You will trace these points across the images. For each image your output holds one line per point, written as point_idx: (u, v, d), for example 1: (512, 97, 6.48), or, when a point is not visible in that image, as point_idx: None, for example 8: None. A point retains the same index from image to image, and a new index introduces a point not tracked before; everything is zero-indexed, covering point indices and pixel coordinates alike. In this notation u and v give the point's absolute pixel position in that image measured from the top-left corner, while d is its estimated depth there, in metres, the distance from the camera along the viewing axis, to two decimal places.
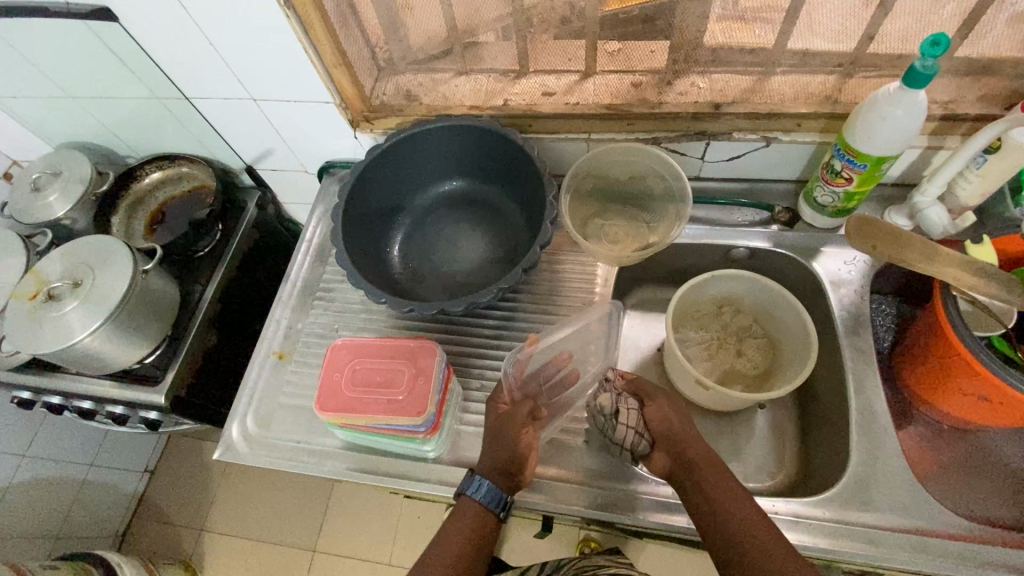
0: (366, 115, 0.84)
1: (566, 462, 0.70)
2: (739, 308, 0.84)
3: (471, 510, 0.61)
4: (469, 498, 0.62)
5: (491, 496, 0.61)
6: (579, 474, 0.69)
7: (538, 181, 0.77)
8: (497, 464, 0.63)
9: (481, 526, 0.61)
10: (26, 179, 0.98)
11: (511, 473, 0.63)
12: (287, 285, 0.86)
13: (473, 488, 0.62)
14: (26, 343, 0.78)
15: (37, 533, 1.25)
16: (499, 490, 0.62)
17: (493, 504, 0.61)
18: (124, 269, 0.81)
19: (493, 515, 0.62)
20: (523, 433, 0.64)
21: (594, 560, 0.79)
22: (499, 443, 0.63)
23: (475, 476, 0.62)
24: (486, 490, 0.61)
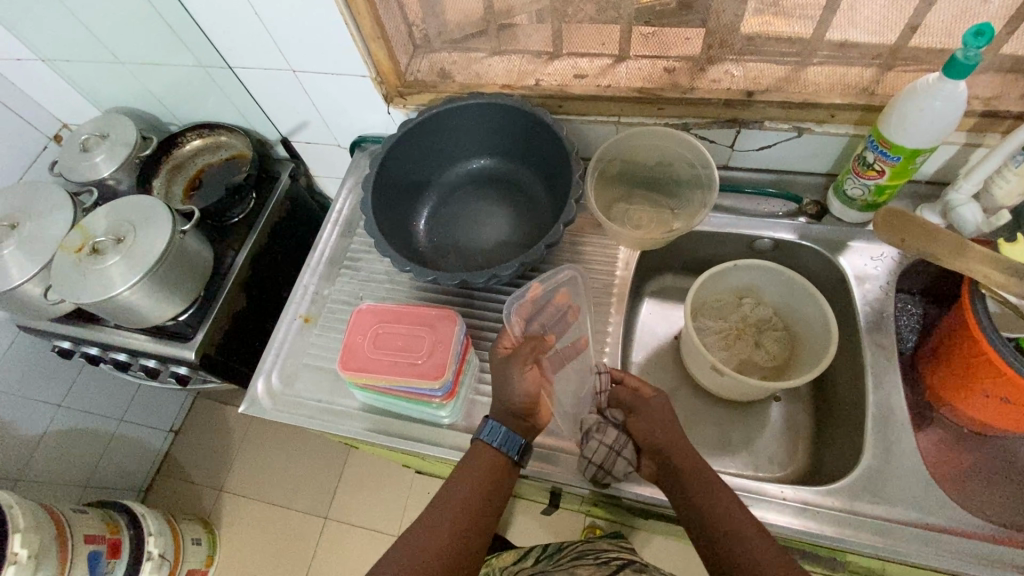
0: (400, 91, 0.86)
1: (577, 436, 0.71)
2: (760, 299, 0.84)
3: (486, 456, 0.62)
4: (483, 440, 0.63)
5: (508, 438, 0.63)
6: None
7: (566, 160, 0.78)
8: (510, 405, 0.64)
9: (495, 468, 0.62)
10: (75, 139, 1.02)
11: (523, 413, 0.64)
12: (315, 253, 0.88)
13: (488, 431, 0.63)
14: (70, 293, 0.82)
15: (69, 481, 1.32)
16: (511, 432, 0.63)
17: (507, 446, 0.62)
18: (165, 229, 0.85)
19: (510, 461, 0.62)
20: (526, 369, 0.64)
21: (595, 542, 0.82)
22: (518, 381, 0.63)
23: (488, 420, 0.64)
24: (503, 433, 0.63)
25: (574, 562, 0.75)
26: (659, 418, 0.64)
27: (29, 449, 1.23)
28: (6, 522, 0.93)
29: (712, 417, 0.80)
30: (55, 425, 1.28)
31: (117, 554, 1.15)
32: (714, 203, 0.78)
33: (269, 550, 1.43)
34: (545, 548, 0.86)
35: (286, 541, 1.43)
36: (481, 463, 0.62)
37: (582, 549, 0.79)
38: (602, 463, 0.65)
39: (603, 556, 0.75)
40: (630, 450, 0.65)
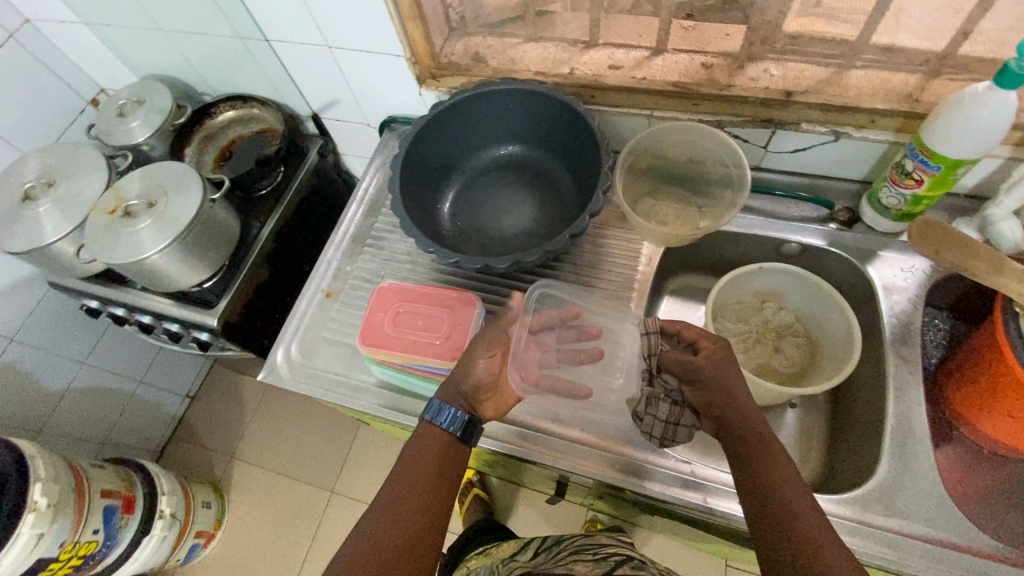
0: (433, 72, 0.86)
1: (589, 428, 0.71)
2: (782, 304, 0.83)
3: (434, 436, 0.62)
4: (425, 419, 0.63)
5: (449, 416, 0.62)
6: (602, 441, 0.70)
7: (595, 151, 0.77)
8: (457, 387, 0.64)
9: (444, 448, 0.62)
10: (112, 103, 1.04)
11: (469, 397, 0.64)
12: (339, 230, 0.89)
13: (429, 409, 0.63)
14: (102, 253, 0.84)
15: (87, 437, 1.35)
16: (454, 408, 0.63)
17: (452, 427, 0.62)
18: (195, 196, 0.86)
19: (453, 437, 0.62)
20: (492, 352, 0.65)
21: (593, 537, 0.81)
22: (463, 366, 0.65)
23: (433, 401, 0.63)
24: (444, 411, 0.62)
25: (572, 558, 0.74)
26: (718, 372, 0.62)
27: (52, 403, 1.26)
28: (29, 471, 0.96)
29: None
30: (78, 383, 1.32)
31: (131, 510, 1.18)
32: (743, 204, 0.76)
33: (276, 519, 1.47)
34: (545, 544, 0.85)
35: (292, 511, 1.47)
36: (431, 442, 0.62)
37: (580, 544, 0.78)
38: (662, 434, 0.67)
39: (600, 552, 0.73)
40: (687, 416, 0.66)
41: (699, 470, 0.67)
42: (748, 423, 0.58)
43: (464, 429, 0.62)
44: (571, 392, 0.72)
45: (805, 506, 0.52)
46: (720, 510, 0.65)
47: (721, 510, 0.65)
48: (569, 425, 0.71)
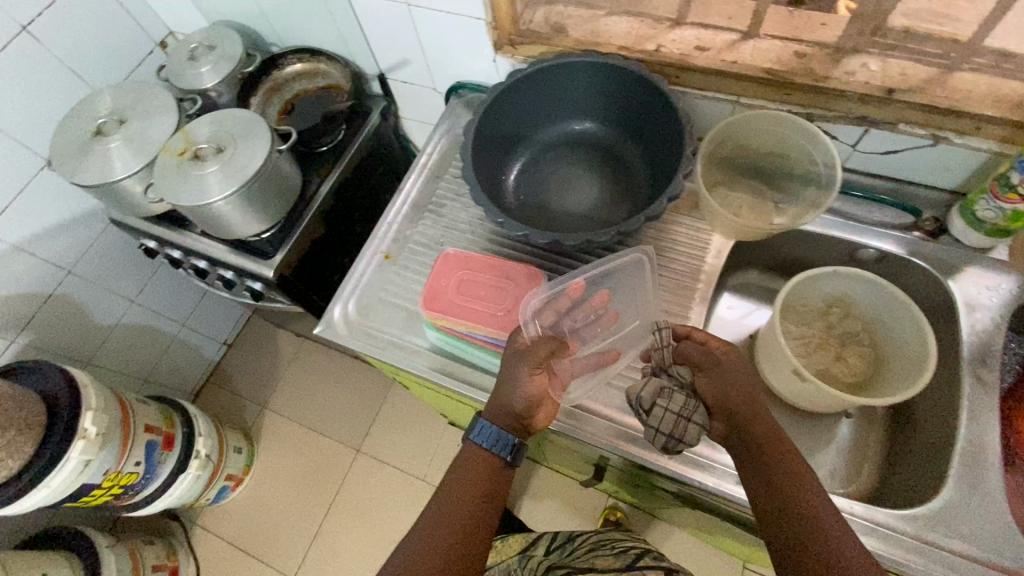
0: (512, 39, 0.83)
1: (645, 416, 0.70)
2: (850, 312, 0.80)
3: (480, 458, 0.61)
4: (472, 440, 0.62)
5: (495, 437, 0.61)
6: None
7: (678, 135, 0.74)
8: (507, 406, 0.62)
9: (491, 473, 0.61)
10: (183, 47, 1.04)
11: (517, 414, 0.63)
12: (401, 194, 0.89)
13: (479, 430, 0.62)
14: (170, 194, 0.85)
15: (131, 373, 1.39)
16: (504, 432, 0.61)
17: (500, 447, 0.61)
18: (263, 145, 0.86)
19: (501, 460, 0.61)
20: (531, 376, 0.62)
21: (611, 535, 0.85)
22: (508, 386, 0.63)
23: (479, 420, 0.62)
24: (489, 429, 0.61)
25: (593, 554, 0.77)
26: (731, 375, 0.61)
27: (101, 337, 1.30)
28: (81, 399, 0.99)
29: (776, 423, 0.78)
30: (126, 320, 1.35)
31: (170, 447, 1.22)
32: (827, 205, 0.73)
33: (302, 471, 1.51)
34: (558, 540, 0.90)
35: (318, 466, 1.51)
36: (477, 465, 0.61)
37: (598, 542, 0.82)
38: (670, 431, 0.61)
39: (618, 547, 0.77)
40: (700, 413, 0.61)
41: None
42: (768, 427, 0.57)
43: (512, 450, 0.61)
44: (627, 379, 0.71)
45: (830, 515, 0.51)
46: None
47: None
48: (624, 410, 0.70)
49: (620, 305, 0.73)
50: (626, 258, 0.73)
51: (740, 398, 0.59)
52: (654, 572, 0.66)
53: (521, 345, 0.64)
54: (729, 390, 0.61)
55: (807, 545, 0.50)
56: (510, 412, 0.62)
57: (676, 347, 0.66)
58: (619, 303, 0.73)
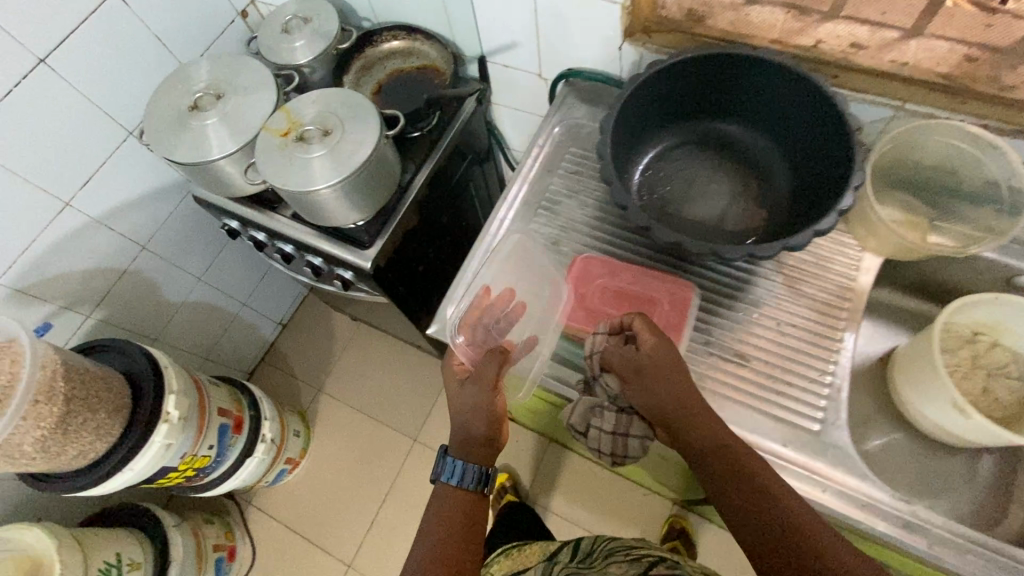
0: (647, 25, 0.77)
1: (798, 447, 0.64)
2: (1000, 341, 0.74)
3: (452, 493, 0.65)
4: (444, 482, 0.65)
5: (451, 467, 0.65)
6: (809, 462, 0.64)
7: (834, 141, 0.67)
8: (469, 441, 0.68)
9: (469, 507, 0.64)
10: (276, 18, 0.99)
11: (480, 441, 0.68)
12: (513, 188, 0.84)
13: (444, 468, 0.66)
14: (274, 177, 0.80)
15: (193, 351, 1.37)
16: (467, 465, 0.65)
17: (468, 481, 0.65)
18: (373, 130, 0.81)
19: (474, 491, 0.65)
20: (476, 403, 0.69)
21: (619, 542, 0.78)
22: (467, 418, 0.69)
23: (446, 459, 0.66)
24: (453, 466, 0.65)
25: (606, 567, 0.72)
26: (665, 375, 0.63)
27: (169, 314, 1.27)
28: (163, 382, 0.97)
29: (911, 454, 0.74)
30: (192, 298, 1.32)
31: (239, 430, 1.20)
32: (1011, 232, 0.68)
33: (358, 458, 1.49)
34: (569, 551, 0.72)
35: (376, 454, 1.49)
36: (456, 501, 0.64)
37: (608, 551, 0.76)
38: (614, 449, 0.69)
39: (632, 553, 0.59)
40: (635, 425, 0.68)
41: (923, 514, 0.60)
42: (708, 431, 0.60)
43: (476, 477, 0.65)
44: (771, 404, 0.66)
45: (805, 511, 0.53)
46: (945, 561, 0.58)
47: (946, 562, 0.58)
48: (769, 437, 0.65)
49: (530, 295, 0.78)
50: (508, 245, 0.79)
51: (678, 404, 0.62)
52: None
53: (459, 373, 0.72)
54: (672, 399, 0.62)
55: (791, 542, 0.50)
56: (460, 440, 0.68)
57: (605, 354, 0.67)
58: (536, 287, 0.78)
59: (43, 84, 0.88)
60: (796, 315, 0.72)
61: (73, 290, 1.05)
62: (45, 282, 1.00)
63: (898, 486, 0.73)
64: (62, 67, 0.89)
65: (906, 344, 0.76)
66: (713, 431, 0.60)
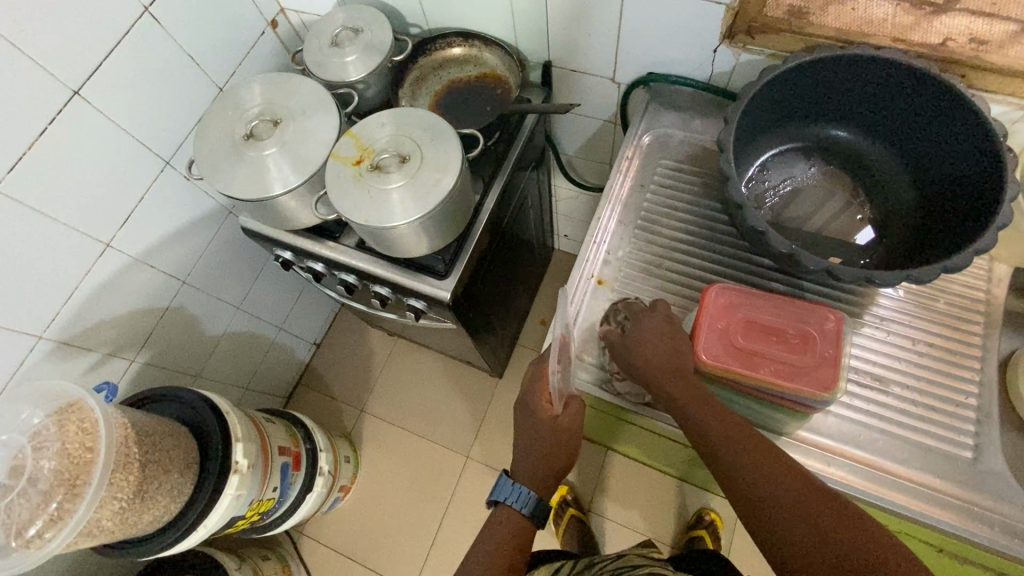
0: (751, 26, 0.71)
1: (950, 477, 0.62)
2: None
3: (505, 514, 0.68)
4: (496, 499, 0.68)
5: (512, 496, 0.67)
6: (965, 492, 0.61)
7: (975, 150, 0.63)
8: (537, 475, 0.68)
9: (520, 530, 0.67)
10: (323, 31, 0.91)
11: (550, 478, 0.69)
12: (606, 209, 0.78)
13: (498, 486, 0.69)
14: (351, 211, 0.74)
15: (234, 383, 1.31)
16: (519, 487, 0.68)
17: (519, 505, 0.67)
18: (454, 155, 0.75)
19: (524, 517, 0.67)
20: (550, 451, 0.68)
21: (625, 556, 0.82)
22: (544, 460, 0.68)
23: (502, 480, 0.69)
24: (509, 489, 0.68)
25: None
26: (666, 356, 0.61)
27: (209, 348, 1.20)
28: (230, 430, 0.91)
29: None
30: (232, 328, 1.25)
31: (298, 466, 1.14)
32: None
33: (409, 480, 1.44)
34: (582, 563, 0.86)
35: (428, 474, 1.44)
36: (509, 524, 0.67)
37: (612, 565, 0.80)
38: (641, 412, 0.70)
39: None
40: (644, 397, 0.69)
41: None
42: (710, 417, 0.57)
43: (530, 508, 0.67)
44: (918, 433, 0.63)
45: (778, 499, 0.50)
46: None
47: None
48: (924, 470, 0.62)
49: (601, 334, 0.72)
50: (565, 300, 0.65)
51: (676, 378, 0.59)
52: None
53: (543, 415, 0.68)
54: (661, 371, 0.60)
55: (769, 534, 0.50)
56: (533, 473, 0.68)
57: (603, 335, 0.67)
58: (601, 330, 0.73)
59: (78, 119, 0.79)
60: (929, 333, 0.68)
61: (117, 336, 0.98)
62: (87, 331, 0.92)
63: None
64: (96, 98, 0.81)
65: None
66: (684, 399, 0.58)
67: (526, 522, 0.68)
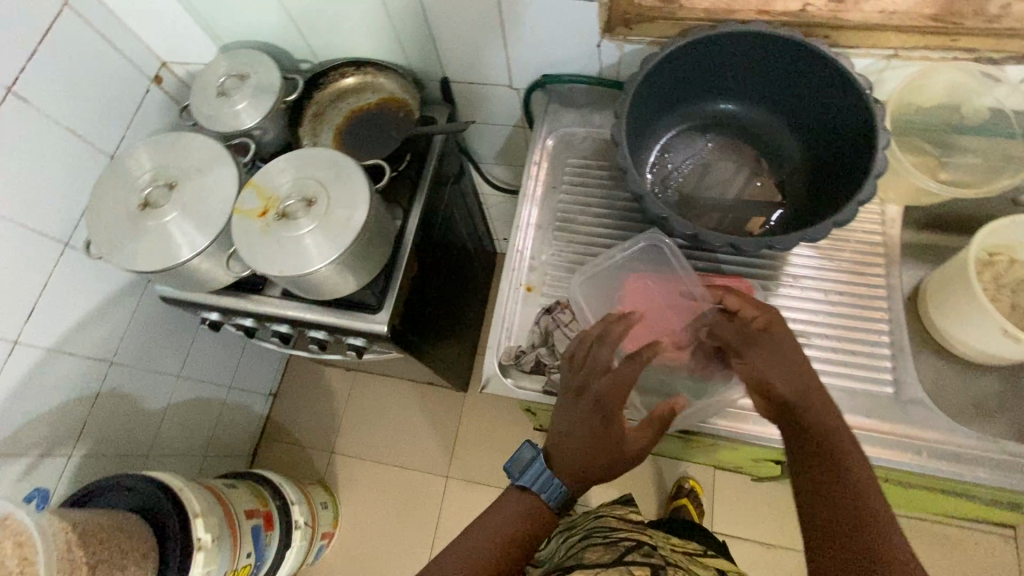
0: (627, 18, 0.73)
1: (878, 414, 0.65)
2: (1015, 258, 0.78)
3: (531, 498, 0.63)
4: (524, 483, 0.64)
5: (546, 487, 0.63)
6: (893, 427, 0.65)
7: (849, 107, 0.66)
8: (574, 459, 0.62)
9: (535, 511, 0.63)
10: (208, 82, 0.88)
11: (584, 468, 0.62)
12: (523, 216, 0.79)
13: (529, 471, 0.64)
14: (265, 265, 0.72)
15: (190, 453, 1.26)
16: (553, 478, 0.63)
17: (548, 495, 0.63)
18: (361, 190, 0.74)
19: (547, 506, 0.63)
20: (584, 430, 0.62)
21: (604, 517, 0.85)
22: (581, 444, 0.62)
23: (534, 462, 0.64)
24: (539, 476, 0.63)
25: (584, 544, 0.77)
26: (781, 365, 0.59)
27: (155, 424, 1.15)
28: (186, 507, 0.88)
29: (962, 384, 0.77)
30: (176, 398, 1.20)
31: (271, 526, 1.11)
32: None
33: (393, 512, 1.42)
34: (564, 530, 0.90)
35: (411, 502, 1.42)
36: (526, 504, 0.63)
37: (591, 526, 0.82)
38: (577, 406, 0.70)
39: (612, 536, 0.77)
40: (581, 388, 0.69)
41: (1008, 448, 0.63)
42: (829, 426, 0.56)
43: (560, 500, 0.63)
44: (843, 379, 0.67)
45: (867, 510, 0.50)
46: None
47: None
48: (854, 413, 0.65)
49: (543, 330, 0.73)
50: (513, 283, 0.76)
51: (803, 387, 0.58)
52: (645, 571, 0.66)
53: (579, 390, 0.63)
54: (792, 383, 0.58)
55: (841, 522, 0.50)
56: (568, 454, 0.62)
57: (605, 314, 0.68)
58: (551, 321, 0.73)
59: None
60: (840, 282, 0.72)
61: (47, 434, 0.92)
62: (12, 437, 0.86)
63: (962, 418, 0.76)
64: None
65: (934, 281, 0.77)
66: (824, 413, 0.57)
67: (549, 516, 0.64)
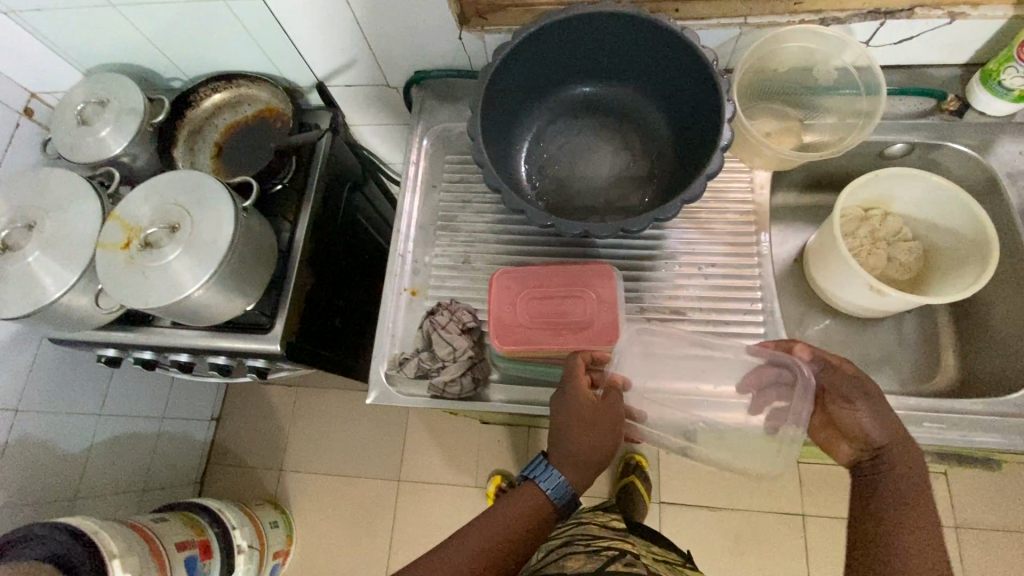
0: (479, 8, 0.72)
1: None
2: (888, 211, 0.79)
3: (536, 494, 0.61)
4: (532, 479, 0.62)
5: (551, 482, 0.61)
6: None
7: (701, 79, 0.66)
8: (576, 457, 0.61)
9: (536, 510, 0.61)
10: (68, 110, 0.84)
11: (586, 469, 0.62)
12: (402, 217, 0.78)
13: (537, 467, 0.63)
14: (132, 299, 0.69)
15: (125, 490, 1.23)
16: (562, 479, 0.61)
17: (555, 493, 0.61)
18: (225, 210, 0.71)
19: (552, 506, 0.61)
20: (582, 433, 0.61)
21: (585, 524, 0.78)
22: (584, 445, 0.61)
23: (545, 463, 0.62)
24: (548, 473, 0.62)
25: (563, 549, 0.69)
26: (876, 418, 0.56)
27: (79, 465, 1.12)
28: (101, 549, 0.86)
29: (848, 340, 0.79)
30: (100, 436, 1.17)
31: (209, 554, 1.10)
32: (879, 107, 0.70)
33: (348, 522, 1.41)
34: None
35: (365, 510, 1.42)
36: (528, 501, 0.61)
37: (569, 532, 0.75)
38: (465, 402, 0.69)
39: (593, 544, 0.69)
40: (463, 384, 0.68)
41: None
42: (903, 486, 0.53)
43: (566, 500, 0.62)
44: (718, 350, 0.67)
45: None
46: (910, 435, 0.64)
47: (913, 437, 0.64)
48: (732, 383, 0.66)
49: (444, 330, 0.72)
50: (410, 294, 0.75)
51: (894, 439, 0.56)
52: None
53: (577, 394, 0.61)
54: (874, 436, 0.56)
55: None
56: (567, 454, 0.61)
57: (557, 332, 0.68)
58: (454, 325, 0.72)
59: None
60: (714, 254, 0.72)
61: None
62: None
63: None
64: None
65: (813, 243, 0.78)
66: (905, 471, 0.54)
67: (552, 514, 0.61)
